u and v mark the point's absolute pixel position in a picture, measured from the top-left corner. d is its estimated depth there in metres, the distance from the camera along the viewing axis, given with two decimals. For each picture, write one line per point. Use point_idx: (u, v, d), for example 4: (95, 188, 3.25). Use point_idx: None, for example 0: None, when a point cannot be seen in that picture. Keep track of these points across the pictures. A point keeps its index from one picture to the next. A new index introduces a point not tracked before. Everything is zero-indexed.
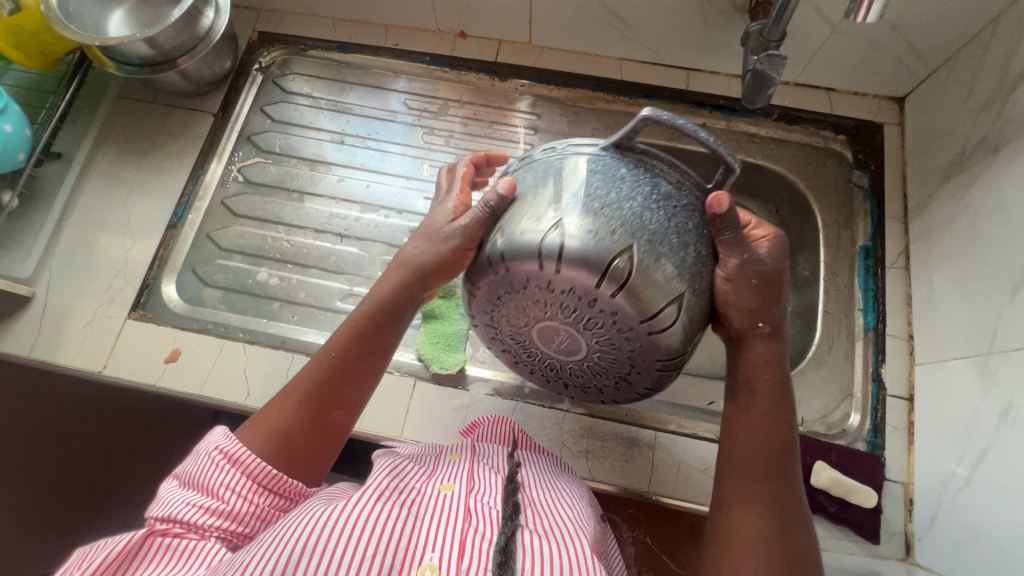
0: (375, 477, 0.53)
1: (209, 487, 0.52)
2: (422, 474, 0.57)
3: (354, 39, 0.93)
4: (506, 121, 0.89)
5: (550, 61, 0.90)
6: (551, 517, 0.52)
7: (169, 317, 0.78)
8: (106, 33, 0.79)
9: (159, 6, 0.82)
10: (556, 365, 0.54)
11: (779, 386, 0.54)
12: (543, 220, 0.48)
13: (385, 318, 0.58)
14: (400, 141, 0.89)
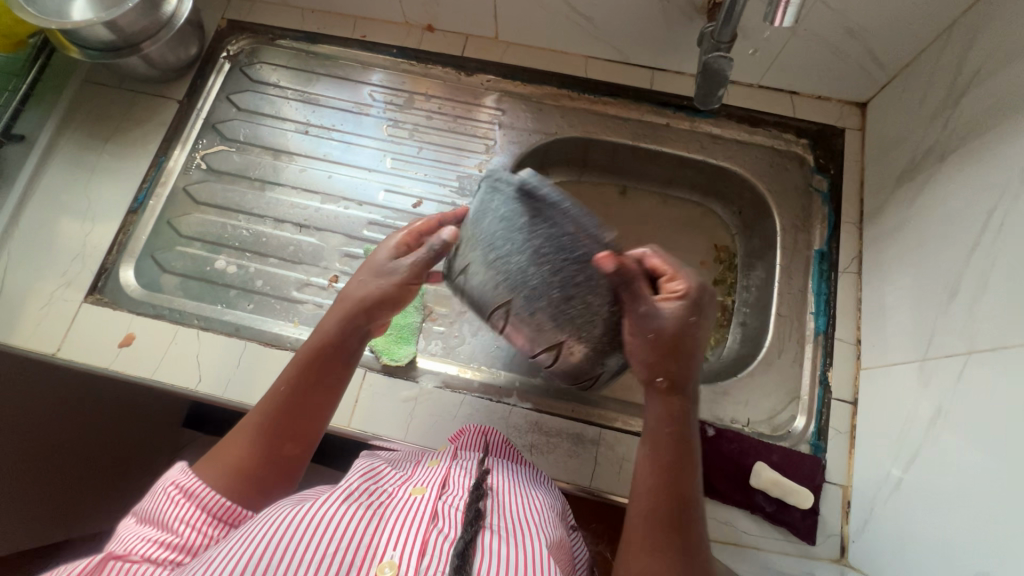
0: (348, 481, 0.54)
1: (164, 522, 0.50)
2: (398, 479, 0.57)
3: (322, 29, 0.92)
4: (470, 116, 0.89)
5: (516, 57, 0.90)
6: (518, 519, 0.53)
7: (125, 302, 0.78)
8: (69, 17, 0.80)
9: None
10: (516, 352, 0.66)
11: (682, 443, 0.55)
12: (463, 254, 0.58)
13: (334, 350, 0.60)
14: (365, 133, 0.89)
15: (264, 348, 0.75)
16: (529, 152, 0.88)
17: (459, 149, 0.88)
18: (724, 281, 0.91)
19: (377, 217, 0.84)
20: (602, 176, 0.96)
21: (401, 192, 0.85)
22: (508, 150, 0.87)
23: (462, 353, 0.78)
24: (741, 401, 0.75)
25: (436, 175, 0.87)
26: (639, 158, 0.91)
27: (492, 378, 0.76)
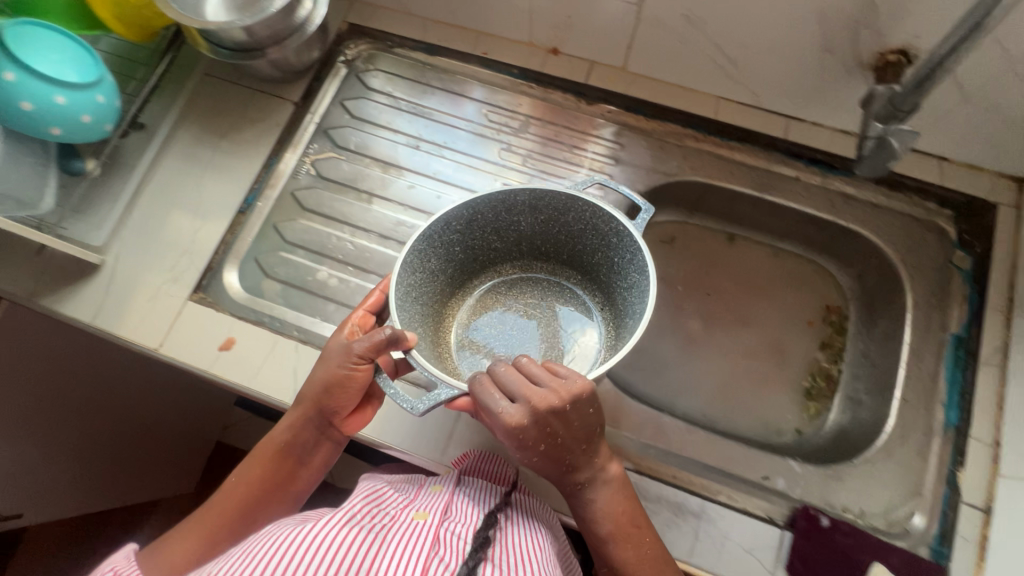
0: (352, 503, 0.56)
1: None
2: (401, 501, 0.59)
3: (444, 41, 0.90)
4: (586, 147, 0.86)
5: (643, 90, 0.85)
6: (515, 554, 0.53)
7: (228, 304, 0.78)
8: (203, 14, 0.80)
9: None
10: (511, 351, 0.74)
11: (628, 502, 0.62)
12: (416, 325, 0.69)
13: (272, 463, 0.65)
14: (474, 154, 0.86)
15: None
16: (645, 191, 0.84)
17: (571, 180, 0.84)
18: (831, 346, 0.87)
19: None
20: (709, 222, 0.93)
21: None
22: (622, 187, 0.84)
23: None
24: (856, 490, 0.70)
25: None
26: (758, 210, 0.86)
27: None
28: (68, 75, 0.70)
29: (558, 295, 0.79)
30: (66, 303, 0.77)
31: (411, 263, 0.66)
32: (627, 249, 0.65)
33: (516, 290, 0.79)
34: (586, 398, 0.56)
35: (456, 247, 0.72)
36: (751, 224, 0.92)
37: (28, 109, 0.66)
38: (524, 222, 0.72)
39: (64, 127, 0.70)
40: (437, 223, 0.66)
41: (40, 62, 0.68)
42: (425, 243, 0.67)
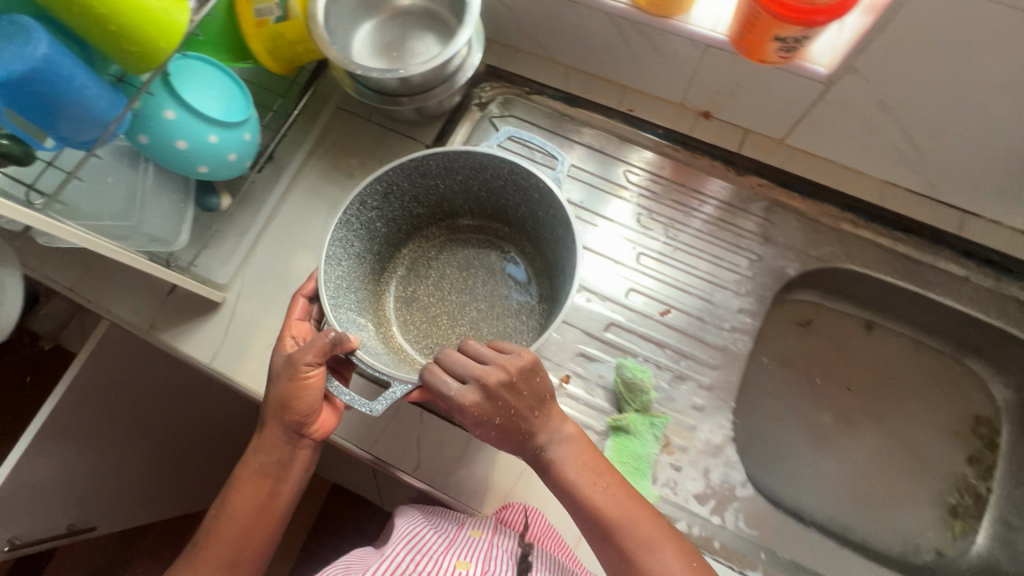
0: (392, 551, 0.54)
1: None
2: (442, 545, 0.56)
3: (586, 93, 0.85)
4: (732, 220, 0.80)
5: (800, 166, 0.79)
6: None
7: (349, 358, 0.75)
8: (351, 52, 0.77)
9: (407, 30, 0.79)
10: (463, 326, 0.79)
11: (678, 548, 0.57)
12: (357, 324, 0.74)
13: (257, 490, 0.65)
14: (610, 216, 0.81)
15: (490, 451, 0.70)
16: (797, 275, 0.78)
17: (715, 256, 0.79)
18: (980, 461, 0.80)
19: (618, 319, 0.76)
20: (849, 308, 0.86)
21: (646, 295, 0.77)
22: (771, 269, 0.78)
23: (697, 501, 0.68)
24: None
25: (687, 282, 0.78)
26: (914, 306, 0.79)
27: (733, 541, 0.66)
28: (220, 111, 0.67)
29: (486, 252, 0.85)
30: (186, 341, 0.74)
31: (335, 250, 0.69)
32: (550, 205, 0.71)
33: (445, 250, 0.85)
34: (534, 368, 0.60)
35: (380, 223, 0.76)
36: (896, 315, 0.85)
37: (184, 147, 0.64)
38: (440, 183, 0.77)
39: (211, 165, 0.68)
40: (353, 207, 0.69)
41: (196, 97, 0.65)
42: (346, 226, 0.70)
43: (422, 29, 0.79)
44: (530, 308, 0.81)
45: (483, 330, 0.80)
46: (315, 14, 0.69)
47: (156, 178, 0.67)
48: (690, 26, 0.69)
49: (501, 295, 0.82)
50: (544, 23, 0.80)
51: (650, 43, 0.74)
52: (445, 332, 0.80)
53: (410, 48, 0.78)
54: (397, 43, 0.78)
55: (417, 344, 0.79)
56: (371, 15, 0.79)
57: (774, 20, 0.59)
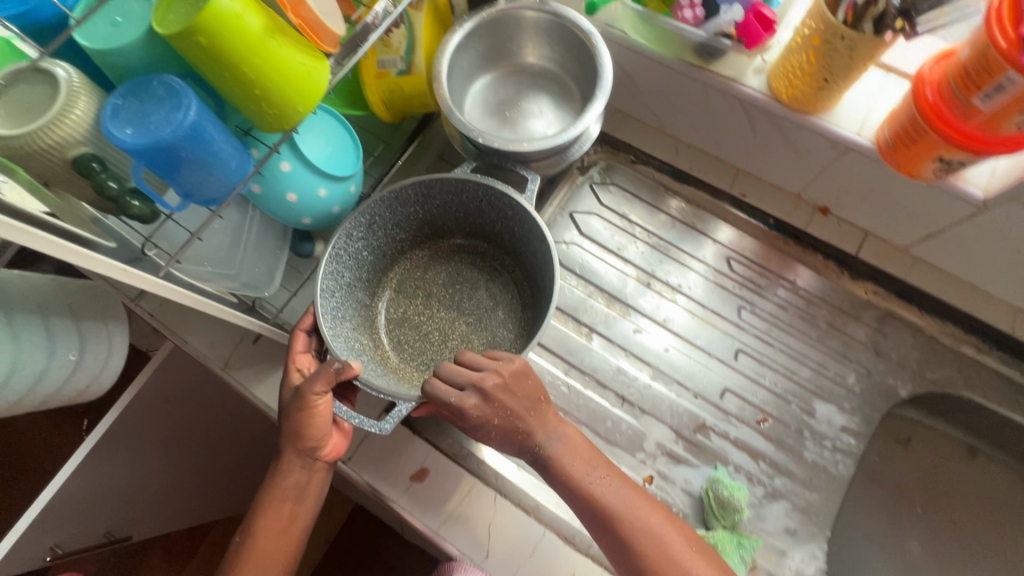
0: None
1: None
2: None
3: (695, 170, 0.81)
4: (841, 326, 0.75)
5: (924, 279, 0.73)
6: None
7: (424, 428, 0.73)
8: (463, 108, 0.76)
9: (522, 93, 0.78)
10: (448, 340, 0.77)
11: None
12: (354, 348, 0.70)
13: (281, 516, 0.63)
14: (708, 304, 0.77)
15: (562, 550, 0.65)
16: (908, 397, 0.72)
17: (819, 364, 0.73)
18: None
19: (710, 421, 0.71)
20: (954, 431, 0.79)
21: (742, 398, 0.72)
22: (880, 386, 0.72)
23: None
24: None
25: (787, 389, 0.72)
26: None
27: None
28: (330, 163, 0.65)
29: (471, 269, 0.81)
30: (260, 387, 0.72)
31: (326, 286, 0.66)
32: (525, 220, 0.70)
33: (431, 268, 0.81)
34: (524, 371, 0.61)
35: (366, 250, 0.73)
36: (1008, 448, 0.77)
37: (293, 200, 0.62)
38: (421, 209, 0.75)
39: (314, 217, 0.66)
40: (340, 240, 0.66)
41: (309, 148, 0.63)
42: (334, 259, 0.67)
43: (539, 92, 0.78)
44: (515, 319, 0.78)
45: (477, 343, 0.77)
46: (440, 74, 0.67)
47: (258, 228, 0.67)
48: (834, 126, 0.64)
49: (491, 307, 0.79)
50: (663, 97, 0.76)
51: (781, 135, 0.69)
52: (440, 347, 0.76)
53: (523, 110, 0.77)
54: (511, 103, 0.77)
55: (411, 362, 0.75)
56: (487, 71, 0.77)
57: (942, 143, 0.55)
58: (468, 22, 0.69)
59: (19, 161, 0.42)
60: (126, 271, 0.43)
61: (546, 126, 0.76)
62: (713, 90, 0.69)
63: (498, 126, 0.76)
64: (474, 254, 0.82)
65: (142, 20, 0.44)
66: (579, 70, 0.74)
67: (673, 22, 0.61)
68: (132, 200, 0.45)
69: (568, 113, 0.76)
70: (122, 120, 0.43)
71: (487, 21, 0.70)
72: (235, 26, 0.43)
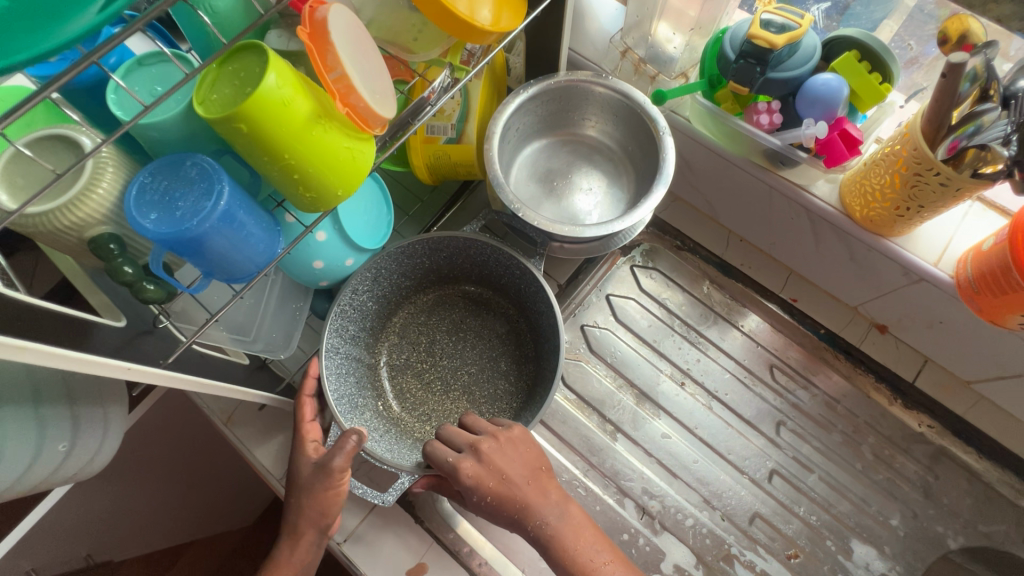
0: None
1: None
2: None
3: (745, 267, 0.76)
4: (888, 458, 0.69)
5: (983, 420, 0.68)
6: None
7: (427, 516, 0.66)
8: (510, 174, 0.72)
9: (571, 164, 0.74)
10: (453, 395, 0.70)
11: None
12: (359, 408, 0.64)
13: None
14: (745, 415, 0.72)
15: None
16: (958, 550, 0.66)
17: (861, 499, 0.68)
18: None
19: (736, 548, 0.66)
20: None
21: (773, 527, 0.66)
22: (926, 533, 0.66)
23: None
24: None
25: (823, 522, 0.67)
26: None
27: None
28: (362, 232, 0.63)
29: (478, 317, 0.74)
30: (260, 447, 0.68)
31: (329, 345, 0.62)
32: (535, 281, 0.64)
33: (437, 317, 0.74)
34: (524, 438, 0.59)
35: (368, 301, 0.67)
36: None
37: (320, 267, 0.59)
38: (427, 261, 0.69)
39: (332, 281, 0.63)
40: (345, 296, 0.62)
41: (346, 216, 0.60)
42: (337, 317, 0.62)
43: (592, 165, 0.73)
44: (521, 372, 0.71)
45: (480, 396, 0.70)
46: (492, 149, 0.62)
47: (278, 291, 0.63)
48: (910, 253, 0.59)
49: (498, 357, 0.72)
50: (723, 190, 0.71)
51: (848, 251, 0.64)
52: (441, 401, 0.69)
53: (571, 182, 0.73)
54: (561, 172, 0.73)
55: (411, 417, 0.68)
56: (537, 138, 0.73)
57: None
58: (532, 88, 0.64)
59: (33, 235, 0.39)
60: (129, 370, 0.41)
61: (592, 204, 0.72)
62: (779, 194, 0.64)
63: (543, 196, 0.72)
64: (481, 300, 0.74)
65: (186, 94, 0.40)
66: (636, 147, 0.69)
67: (746, 124, 0.57)
68: (148, 284, 0.41)
69: (615, 194, 0.72)
70: (146, 204, 0.39)
71: (551, 89, 0.65)
72: (283, 113, 0.40)
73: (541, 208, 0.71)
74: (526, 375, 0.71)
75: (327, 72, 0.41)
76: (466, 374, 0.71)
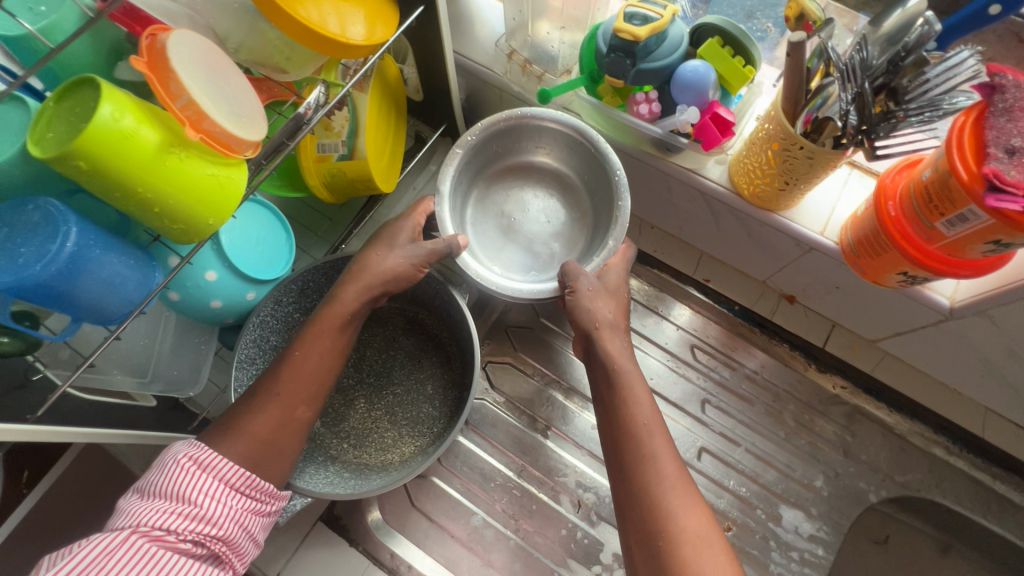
0: (170, 468, 0.44)
1: (179, 493, 0.43)
2: (233, 474, 0.46)
3: (659, 253, 0.78)
4: (809, 422, 0.72)
5: (891, 375, 0.71)
6: (235, 509, 0.45)
7: (363, 538, 0.66)
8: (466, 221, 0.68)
9: (528, 213, 0.70)
10: (378, 416, 0.69)
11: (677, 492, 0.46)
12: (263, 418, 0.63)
13: (297, 399, 0.51)
14: (671, 397, 0.73)
15: None
16: (879, 502, 0.69)
17: (788, 466, 0.70)
18: None
19: None
20: None
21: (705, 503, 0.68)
22: (849, 491, 0.69)
23: None
24: None
25: (752, 493, 0.69)
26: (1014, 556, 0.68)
27: None
28: (256, 266, 0.62)
29: (410, 336, 0.73)
30: None
31: (244, 356, 0.61)
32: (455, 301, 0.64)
33: (369, 334, 0.73)
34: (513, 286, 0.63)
35: (295, 312, 0.66)
36: None
37: (219, 306, 0.58)
38: None
39: (239, 316, 0.62)
40: (267, 307, 0.61)
41: (237, 252, 0.60)
42: (256, 329, 0.62)
43: (546, 212, 0.70)
44: (446, 397, 0.70)
45: (403, 418, 0.69)
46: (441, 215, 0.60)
47: (176, 328, 0.61)
48: (797, 225, 0.61)
49: (426, 379, 0.71)
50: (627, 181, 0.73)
51: (745, 229, 0.66)
52: (362, 419, 0.68)
53: (523, 231, 0.69)
54: (513, 219, 0.70)
55: (329, 433, 0.67)
56: (493, 182, 0.70)
57: (901, 259, 0.52)
58: (475, 132, 0.62)
59: None
60: None
61: (553, 242, 0.69)
62: (675, 179, 0.66)
63: (505, 240, 0.68)
64: (416, 320, 0.74)
65: (18, 135, 0.38)
66: (593, 179, 0.66)
67: (628, 116, 0.59)
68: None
69: (569, 244, 0.69)
70: None
71: (501, 128, 0.63)
72: (126, 145, 0.38)
73: (505, 255, 0.68)
74: (451, 401, 0.69)
75: (172, 100, 0.40)
76: (393, 393, 0.70)
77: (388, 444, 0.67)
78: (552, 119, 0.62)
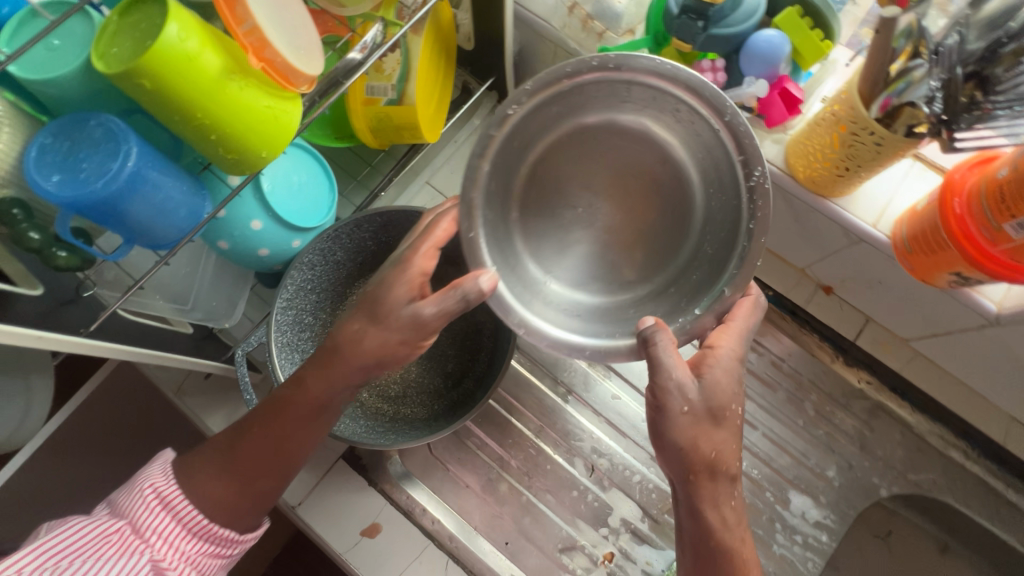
0: (138, 496, 0.48)
1: (136, 528, 0.47)
2: (186, 518, 0.49)
3: None
4: (829, 414, 0.72)
5: (920, 376, 0.70)
6: (181, 551, 0.48)
7: (381, 478, 0.68)
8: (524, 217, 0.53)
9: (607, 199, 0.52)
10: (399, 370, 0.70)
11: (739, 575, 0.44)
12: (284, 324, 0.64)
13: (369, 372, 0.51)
14: None
15: None
16: (888, 497, 0.70)
17: (803, 453, 0.71)
18: None
19: None
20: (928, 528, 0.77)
21: None
22: (860, 484, 0.70)
23: None
24: None
25: (764, 475, 0.69)
26: None
27: None
28: (299, 212, 0.61)
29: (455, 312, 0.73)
30: (211, 416, 0.68)
31: (309, 261, 0.62)
32: None
33: None
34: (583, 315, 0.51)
35: (368, 241, 0.67)
36: None
37: (265, 255, 0.59)
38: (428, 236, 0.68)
39: (285, 263, 0.63)
40: (346, 225, 0.62)
41: (281, 195, 0.59)
42: (329, 240, 0.62)
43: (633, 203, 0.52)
44: (463, 382, 0.70)
45: (415, 379, 0.70)
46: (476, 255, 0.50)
47: (216, 258, 0.62)
48: (850, 214, 0.59)
49: (451, 354, 0.72)
50: None
51: (793, 212, 0.64)
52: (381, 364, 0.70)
53: (598, 230, 0.52)
54: (588, 210, 0.53)
55: None
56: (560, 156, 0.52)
57: (959, 260, 0.49)
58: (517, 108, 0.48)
59: None
60: (41, 339, 0.39)
61: (636, 252, 0.52)
62: None
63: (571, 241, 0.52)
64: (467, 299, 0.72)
65: (81, 48, 0.38)
66: (703, 170, 0.48)
67: None
68: (58, 251, 0.40)
69: (655, 257, 0.51)
70: (48, 165, 0.38)
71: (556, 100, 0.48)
72: (191, 68, 0.37)
73: (577, 261, 0.53)
74: (467, 387, 0.69)
75: (238, 25, 0.39)
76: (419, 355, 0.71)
77: (393, 396, 0.69)
78: (659, 80, 0.46)
